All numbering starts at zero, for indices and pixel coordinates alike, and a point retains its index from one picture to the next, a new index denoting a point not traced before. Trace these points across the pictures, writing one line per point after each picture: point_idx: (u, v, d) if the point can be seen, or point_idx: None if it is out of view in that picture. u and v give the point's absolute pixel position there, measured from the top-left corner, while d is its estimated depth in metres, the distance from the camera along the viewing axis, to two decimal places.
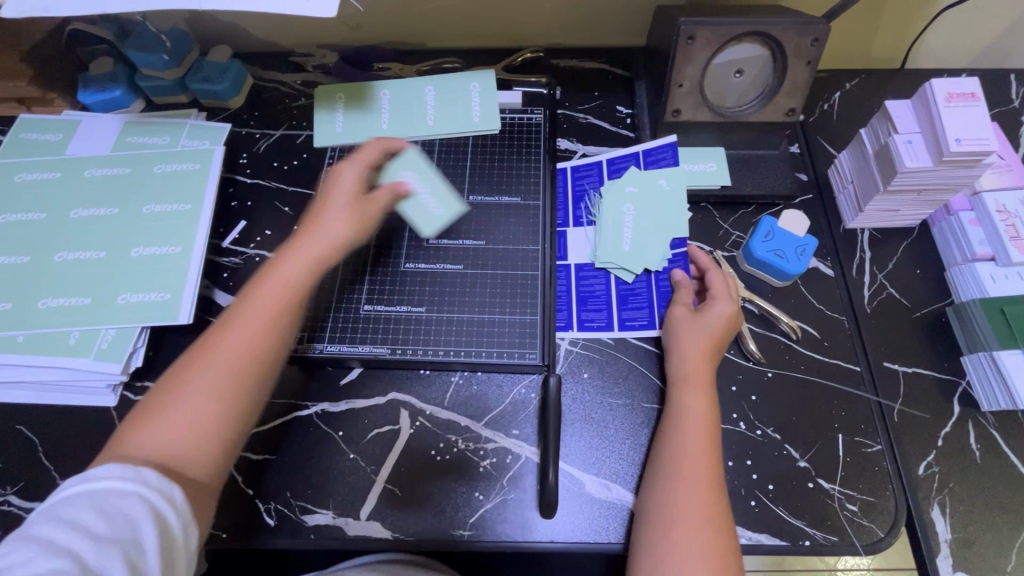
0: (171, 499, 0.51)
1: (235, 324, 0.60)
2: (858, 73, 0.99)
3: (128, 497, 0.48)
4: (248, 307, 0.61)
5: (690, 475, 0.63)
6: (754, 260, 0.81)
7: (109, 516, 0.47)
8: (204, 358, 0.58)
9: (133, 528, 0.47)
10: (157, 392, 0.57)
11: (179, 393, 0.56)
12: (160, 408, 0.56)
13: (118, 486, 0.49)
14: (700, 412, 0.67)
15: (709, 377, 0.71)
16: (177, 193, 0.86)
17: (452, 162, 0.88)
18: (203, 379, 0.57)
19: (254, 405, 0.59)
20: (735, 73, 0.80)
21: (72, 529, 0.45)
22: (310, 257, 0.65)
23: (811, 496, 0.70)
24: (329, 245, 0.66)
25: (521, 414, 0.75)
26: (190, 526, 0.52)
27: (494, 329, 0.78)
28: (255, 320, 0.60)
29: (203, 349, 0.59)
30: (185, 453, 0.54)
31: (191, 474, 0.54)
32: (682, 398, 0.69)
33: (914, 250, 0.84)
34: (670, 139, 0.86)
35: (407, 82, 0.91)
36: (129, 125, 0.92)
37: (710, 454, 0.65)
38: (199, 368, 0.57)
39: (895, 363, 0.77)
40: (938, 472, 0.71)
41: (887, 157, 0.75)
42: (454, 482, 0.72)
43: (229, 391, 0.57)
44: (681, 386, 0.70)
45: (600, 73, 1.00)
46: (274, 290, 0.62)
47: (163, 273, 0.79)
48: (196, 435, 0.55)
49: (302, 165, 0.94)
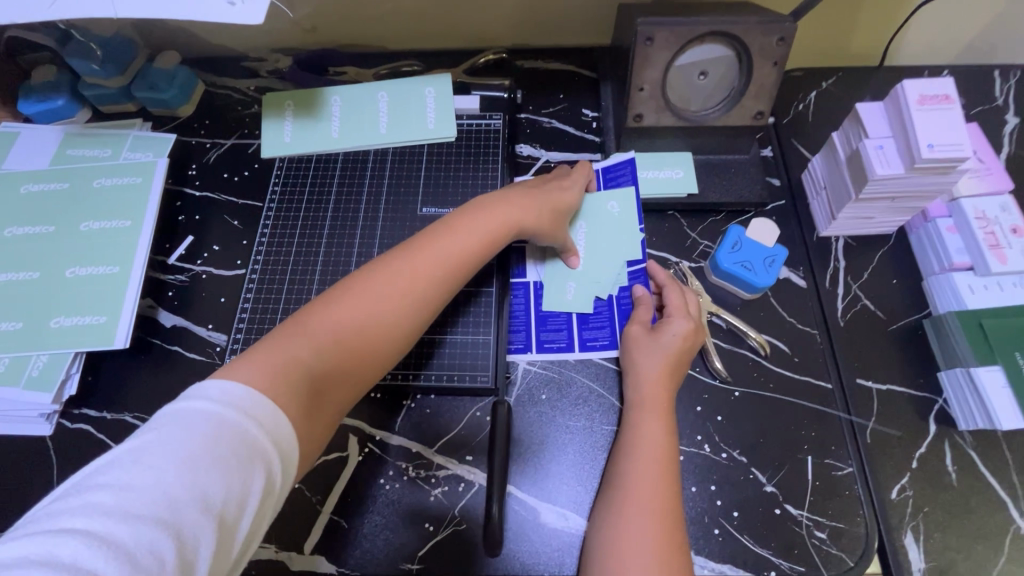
0: (282, 440, 0.48)
1: (442, 266, 0.64)
2: (835, 71, 0.95)
3: (229, 433, 0.45)
4: (449, 254, 0.65)
5: (646, 511, 0.59)
6: (721, 272, 0.77)
7: (230, 459, 0.44)
8: (369, 310, 0.59)
9: (244, 479, 0.44)
10: (317, 331, 0.56)
11: (314, 334, 0.56)
12: (333, 334, 0.57)
13: (234, 422, 0.46)
14: (657, 438, 0.65)
15: (666, 400, 0.68)
16: (117, 209, 0.82)
17: (405, 172, 0.86)
18: (390, 312, 0.60)
19: (408, 344, 0.62)
20: (698, 75, 0.76)
21: (137, 463, 0.42)
22: (505, 216, 0.69)
23: (778, 523, 0.67)
24: (531, 216, 0.71)
25: (474, 439, 0.72)
26: (291, 470, 0.49)
27: (445, 349, 0.75)
28: (447, 264, 0.64)
29: (399, 283, 0.61)
30: (329, 382, 0.55)
31: (325, 404, 0.55)
32: (639, 427, 0.66)
33: (891, 259, 0.80)
34: (630, 156, 0.83)
35: (358, 88, 0.89)
36: (69, 137, 0.88)
37: (666, 479, 0.62)
38: (398, 303, 0.61)
39: (869, 380, 0.74)
40: (912, 496, 0.67)
41: (858, 163, 0.71)
42: (403, 512, 0.69)
43: (325, 343, 0.56)
44: (638, 414, 0.67)
45: (566, 75, 0.96)
46: (461, 241, 0.66)
47: (101, 295, 0.76)
48: (350, 370, 0.57)
49: (253, 176, 0.90)
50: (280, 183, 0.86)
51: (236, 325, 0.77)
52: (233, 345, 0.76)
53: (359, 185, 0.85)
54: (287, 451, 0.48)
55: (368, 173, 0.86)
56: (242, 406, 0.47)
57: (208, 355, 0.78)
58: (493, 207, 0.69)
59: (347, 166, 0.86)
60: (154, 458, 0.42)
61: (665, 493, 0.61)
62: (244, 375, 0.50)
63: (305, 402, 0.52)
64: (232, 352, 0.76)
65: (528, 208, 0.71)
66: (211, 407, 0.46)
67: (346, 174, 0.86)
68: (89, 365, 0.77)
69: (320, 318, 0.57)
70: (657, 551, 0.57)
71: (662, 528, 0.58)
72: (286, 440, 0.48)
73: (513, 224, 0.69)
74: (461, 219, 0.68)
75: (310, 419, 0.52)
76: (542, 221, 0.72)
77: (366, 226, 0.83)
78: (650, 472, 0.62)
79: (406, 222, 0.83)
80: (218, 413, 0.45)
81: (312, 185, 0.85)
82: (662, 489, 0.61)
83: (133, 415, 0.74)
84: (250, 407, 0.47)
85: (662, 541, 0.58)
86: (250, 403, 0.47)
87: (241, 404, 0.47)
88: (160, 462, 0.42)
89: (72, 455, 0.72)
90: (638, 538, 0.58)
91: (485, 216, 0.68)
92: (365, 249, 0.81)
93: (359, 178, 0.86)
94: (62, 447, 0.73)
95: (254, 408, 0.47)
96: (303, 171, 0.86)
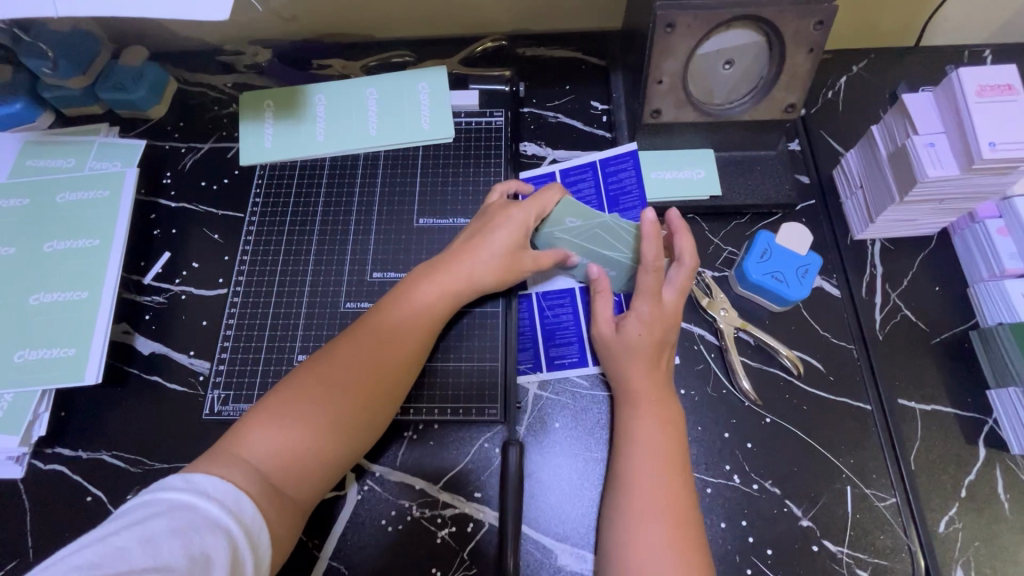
0: (249, 522, 0.49)
1: (391, 339, 0.62)
2: (866, 53, 0.86)
3: (197, 514, 0.46)
4: (398, 327, 0.63)
5: (662, 510, 0.55)
6: (749, 284, 0.70)
7: (194, 534, 0.44)
8: (341, 375, 0.60)
9: (210, 550, 0.44)
10: (289, 402, 0.57)
11: (287, 409, 0.57)
12: (284, 421, 0.56)
13: (198, 505, 0.47)
14: (653, 441, 0.60)
15: (659, 396, 0.62)
16: (83, 226, 0.74)
17: (399, 178, 0.78)
18: (344, 391, 0.59)
19: (398, 398, 0.63)
20: (724, 64, 0.68)
21: (105, 542, 0.42)
22: (453, 283, 0.65)
23: (815, 561, 0.61)
24: (479, 276, 0.66)
25: (483, 474, 0.66)
26: (262, 549, 0.49)
27: (448, 379, 0.69)
28: (400, 337, 0.63)
29: (344, 361, 0.60)
30: (287, 472, 0.55)
31: (291, 493, 0.55)
32: (634, 418, 0.62)
33: (933, 264, 0.74)
34: (631, 147, 0.76)
35: (344, 84, 0.81)
36: (28, 146, 0.80)
37: (669, 487, 0.57)
38: (346, 380, 0.59)
39: (912, 400, 0.67)
40: (961, 529, 0.62)
41: (904, 162, 0.63)
42: (407, 556, 0.63)
43: (311, 414, 0.57)
44: (631, 403, 0.62)
45: (573, 63, 0.87)
46: (412, 311, 0.64)
47: (68, 324, 0.69)
48: (308, 457, 0.56)
49: (232, 183, 0.82)
50: (262, 193, 0.78)
51: (218, 355, 0.71)
52: (216, 377, 0.70)
53: (349, 195, 0.78)
54: (256, 537, 0.49)
55: (358, 180, 0.78)
56: (209, 490, 0.48)
57: (190, 385, 0.71)
58: (442, 273, 0.66)
59: (335, 172, 0.79)
60: (121, 536, 0.43)
61: (678, 488, 0.57)
62: (194, 472, 0.50)
63: (263, 494, 0.51)
64: (214, 386, 0.69)
65: (481, 267, 0.66)
66: (175, 492, 0.47)
67: (335, 182, 0.78)
68: (62, 400, 0.71)
69: (293, 390, 0.58)
70: (679, 552, 0.53)
71: (681, 526, 0.55)
72: (254, 522, 0.49)
73: (462, 291, 0.66)
74: (412, 284, 0.66)
75: (275, 511, 0.52)
76: (495, 281, 0.67)
77: (358, 239, 0.76)
78: (657, 466, 0.58)
79: (402, 235, 0.75)
80: (184, 496, 0.47)
81: (296, 194, 0.78)
82: (674, 485, 0.57)
83: (111, 454, 0.68)
84: (217, 491, 0.49)
85: (681, 540, 0.54)
86: (217, 489, 0.49)
87: (209, 492, 0.48)
88: (127, 538, 0.42)
89: (45, 501, 0.66)
90: (657, 542, 0.54)
91: (433, 284, 0.65)
92: (357, 266, 0.74)
93: (348, 186, 0.78)
94: (34, 491, 0.67)
95: (219, 491, 0.49)
96: (286, 179, 0.79)
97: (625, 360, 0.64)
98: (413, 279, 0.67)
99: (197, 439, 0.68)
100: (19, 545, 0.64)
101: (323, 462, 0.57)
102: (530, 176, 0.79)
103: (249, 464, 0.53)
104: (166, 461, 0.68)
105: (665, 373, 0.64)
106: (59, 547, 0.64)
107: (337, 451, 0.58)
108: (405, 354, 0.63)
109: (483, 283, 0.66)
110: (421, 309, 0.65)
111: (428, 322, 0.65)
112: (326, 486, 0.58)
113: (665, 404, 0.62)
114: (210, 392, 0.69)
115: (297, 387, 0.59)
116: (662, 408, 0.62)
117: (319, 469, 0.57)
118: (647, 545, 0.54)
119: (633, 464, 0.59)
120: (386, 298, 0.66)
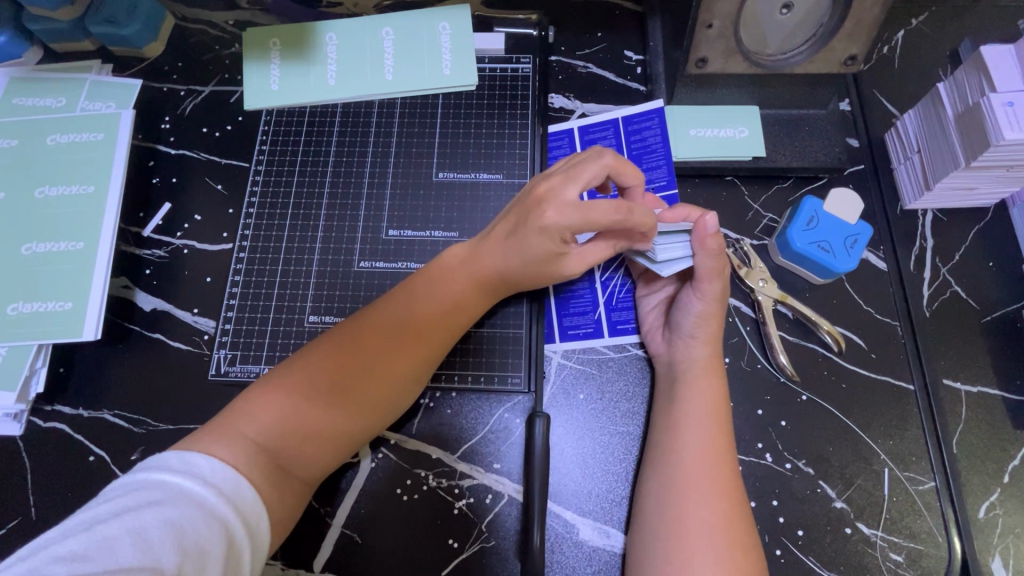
0: (246, 508, 0.46)
1: (414, 318, 0.58)
2: (927, 5, 0.78)
3: (193, 502, 0.43)
4: (429, 310, 0.59)
5: (709, 483, 0.54)
6: (791, 253, 0.65)
7: (188, 527, 0.41)
8: (355, 359, 0.56)
9: (204, 544, 0.41)
10: (300, 381, 0.54)
11: (294, 389, 0.54)
12: (290, 392, 0.54)
13: (192, 492, 0.44)
14: (698, 415, 0.58)
15: (706, 367, 0.60)
16: (76, 171, 0.69)
17: (416, 127, 0.72)
18: (357, 378, 0.55)
19: (414, 389, 0.59)
20: (781, 9, 0.61)
21: (91, 532, 0.39)
22: (485, 272, 0.61)
23: (847, 544, 0.59)
24: (509, 277, 0.61)
25: (503, 445, 0.63)
26: (261, 536, 0.47)
27: (469, 345, 0.66)
28: (424, 318, 0.59)
29: (364, 337, 0.57)
30: (292, 448, 0.52)
31: (297, 468, 0.53)
32: (681, 386, 0.59)
33: (987, 237, 0.69)
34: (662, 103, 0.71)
35: (358, 22, 0.74)
36: (15, 84, 0.73)
37: (710, 465, 0.55)
38: (358, 355, 0.56)
39: (957, 381, 0.64)
40: (1001, 516, 0.59)
41: (977, 125, 0.59)
42: (423, 526, 0.61)
43: (321, 394, 0.54)
44: (676, 374, 0.60)
45: (604, 8, 0.79)
46: (444, 294, 0.60)
47: (64, 277, 0.65)
48: (316, 432, 0.53)
49: (235, 131, 0.76)
50: (269, 143, 0.73)
51: (224, 314, 0.67)
52: (223, 336, 0.66)
53: (363, 145, 0.72)
54: (255, 524, 0.46)
55: (372, 131, 0.72)
56: (206, 474, 0.45)
57: (194, 344, 0.67)
58: (472, 262, 0.61)
59: (347, 121, 0.73)
60: (109, 525, 0.40)
61: (720, 461, 0.56)
62: (187, 449, 0.48)
63: (266, 476, 0.49)
64: (221, 347, 0.66)
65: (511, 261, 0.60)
66: (169, 475, 0.44)
67: (347, 131, 0.73)
68: (61, 355, 0.67)
69: (302, 371, 0.55)
70: (721, 520, 0.53)
71: (722, 492, 0.54)
72: (252, 510, 0.46)
73: (488, 278, 0.61)
74: (440, 265, 0.62)
75: (278, 489, 0.50)
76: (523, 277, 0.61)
77: (372, 193, 0.70)
78: (699, 437, 0.57)
79: (419, 190, 0.70)
80: (179, 480, 0.44)
81: (306, 145, 0.72)
82: (720, 457, 0.56)
83: (113, 413, 0.65)
84: (214, 475, 0.46)
85: (726, 512, 0.53)
86: (214, 472, 0.46)
87: (204, 475, 0.45)
88: (116, 529, 0.39)
89: (44, 459, 0.63)
90: (707, 516, 0.53)
91: (464, 274, 0.61)
92: (371, 222, 0.69)
93: (362, 135, 0.72)
94: (35, 449, 0.64)
95: (216, 475, 0.46)
96: (294, 127, 0.73)
97: (697, 320, 0.60)
98: (444, 257, 0.63)
99: (202, 399, 0.65)
100: (20, 503, 0.62)
101: (330, 443, 0.54)
102: (558, 130, 0.74)
103: (252, 440, 0.50)
104: (170, 422, 0.64)
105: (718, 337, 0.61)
106: (63, 507, 0.62)
107: (346, 434, 0.55)
108: (431, 336, 0.59)
109: (515, 281, 0.61)
110: (447, 294, 0.60)
111: (457, 314, 0.60)
112: (328, 468, 0.56)
113: (713, 370, 0.60)
114: (217, 352, 0.66)
115: (311, 353, 0.56)
116: (709, 376, 0.59)
117: (325, 449, 0.54)
118: (690, 512, 0.53)
119: (679, 435, 0.57)
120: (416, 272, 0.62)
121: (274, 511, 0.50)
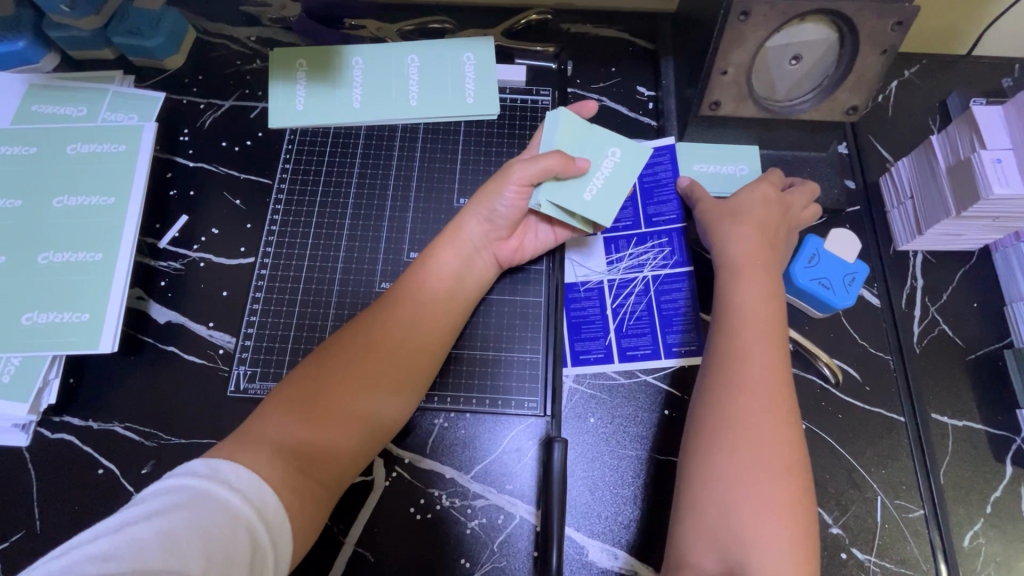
0: (271, 515, 0.46)
1: (409, 323, 0.61)
2: (918, 59, 0.84)
3: (218, 507, 0.44)
4: (419, 308, 0.62)
5: (763, 442, 0.53)
6: (793, 288, 0.69)
7: (214, 531, 0.42)
8: (352, 368, 0.57)
9: (230, 550, 0.42)
10: (304, 392, 0.55)
11: (300, 398, 0.55)
12: (296, 405, 0.54)
13: (219, 497, 0.44)
14: (762, 369, 0.56)
15: (772, 328, 0.59)
16: (96, 181, 0.69)
17: (437, 151, 0.74)
18: (358, 384, 0.57)
19: (415, 395, 0.61)
20: (790, 60, 0.65)
21: (122, 533, 0.41)
22: (458, 250, 0.65)
23: (842, 568, 0.62)
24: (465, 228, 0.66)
25: (516, 467, 0.65)
26: (285, 540, 0.47)
27: (487, 368, 0.68)
28: (418, 315, 0.61)
29: (355, 345, 0.58)
30: (308, 458, 0.52)
31: (319, 477, 0.52)
32: (739, 342, 0.58)
33: (972, 280, 0.73)
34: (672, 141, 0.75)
35: (384, 48, 0.76)
36: (33, 90, 0.73)
37: (768, 423, 0.53)
38: (360, 364, 0.57)
39: (944, 415, 0.68)
40: (985, 545, 0.63)
41: (967, 178, 0.63)
42: (436, 545, 0.62)
43: (322, 406, 0.55)
44: (737, 331, 0.58)
45: (619, 44, 0.83)
46: (442, 281, 0.63)
47: (81, 287, 0.65)
48: (325, 446, 0.54)
49: (255, 146, 0.77)
50: (292, 162, 0.74)
51: (244, 331, 0.67)
52: (242, 353, 0.67)
53: (386, 167, 0.74)
54: (278, 532, 0.46)
55: (395, 153, 0.74)
56: (232, 480, 0.46)
57: (210, 358, 0.68)
58: (456, 241, 0.65)
59: (370, 144, 0.75)
60: (138, 526, 0.41)
61: (783, 420, 0.54)
62: (213, 455, 0.48)
63: (291, 480, 0.49)
64: (240, 363, 0.66)
65: (498, 222, 0.65)
66: (196, 478, 0.45)
67: (370, 153, 0.74)
68: (71, 366, 0.67)
69: (306, 383, 0.56)
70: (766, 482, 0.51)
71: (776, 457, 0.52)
72: (275, 517, 0.47)
73: (458, 249, 0.65)
74: (431, 252, 0.65)
75: (301, 496, 0.50)
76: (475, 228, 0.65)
77: (394, 216, 0.72)
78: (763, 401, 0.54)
79: (440, 215, 0.72)
80: (204, 484, 0.45)
81: (329, 165, 0.74)
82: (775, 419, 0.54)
83: (124, 426, 0.65)
84: (239, 480, 0.46)
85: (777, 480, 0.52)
86: (240, 478, 0.46)
87: (230, 480, 0.46)
88: (145, 531, 0.41)
89: (51, 471, 0.63)
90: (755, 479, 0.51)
91: (446, 256, 0.64)
92: (394, 244, 0.71)
93: (385, 157, 0.74)
94: (41, 461, 0.63)
95: (242, 482, 0.46)
96: (318, 147, 0.75)
97: (751, 261, 0.62)
98: (433, 258, 0.64)
99: (215, 414, 0.65)
100: (25, 516, 0.61)
101: (341, 454, 0.55)
102: None
103: (270, 449, 0.50)
104: (182, 436, 0.64)
105: (782, 342, 0.58)
106: (70, 520, 0.61)
107: (350, 444, 0.55)
108: (425, 337, 0.61)
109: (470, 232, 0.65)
110: (425, 273, 0.63)
111: (460, 286, 0.65)
112: (342, 489, 0.56)
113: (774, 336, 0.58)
114: (235, 368, 0.66)
115: (320, 364, 0.57)
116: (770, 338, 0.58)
117: (339, 458, 0.54)
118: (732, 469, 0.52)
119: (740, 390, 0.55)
120: (409, 278, 0.63)
121: (297, 519, 0.49)
